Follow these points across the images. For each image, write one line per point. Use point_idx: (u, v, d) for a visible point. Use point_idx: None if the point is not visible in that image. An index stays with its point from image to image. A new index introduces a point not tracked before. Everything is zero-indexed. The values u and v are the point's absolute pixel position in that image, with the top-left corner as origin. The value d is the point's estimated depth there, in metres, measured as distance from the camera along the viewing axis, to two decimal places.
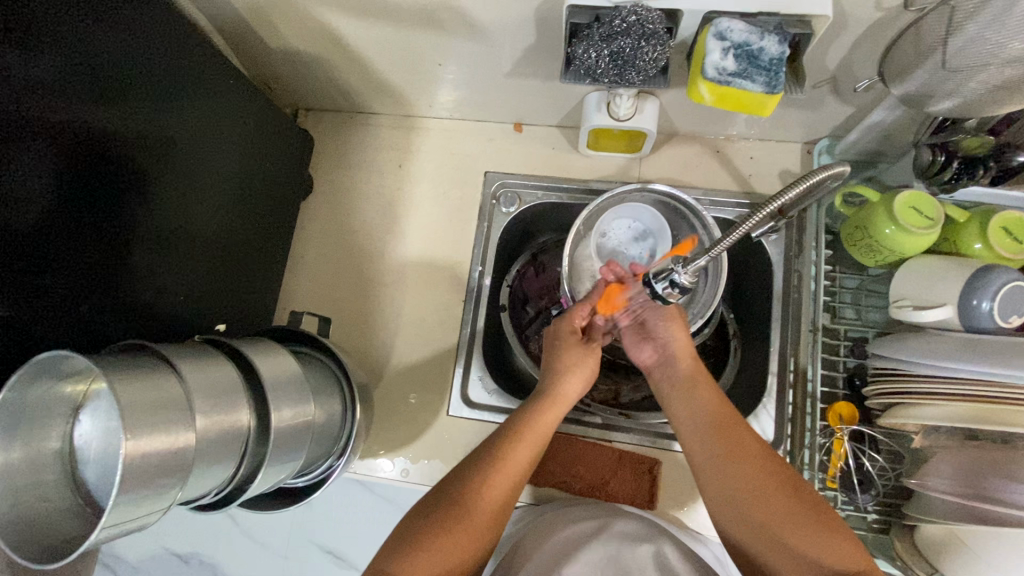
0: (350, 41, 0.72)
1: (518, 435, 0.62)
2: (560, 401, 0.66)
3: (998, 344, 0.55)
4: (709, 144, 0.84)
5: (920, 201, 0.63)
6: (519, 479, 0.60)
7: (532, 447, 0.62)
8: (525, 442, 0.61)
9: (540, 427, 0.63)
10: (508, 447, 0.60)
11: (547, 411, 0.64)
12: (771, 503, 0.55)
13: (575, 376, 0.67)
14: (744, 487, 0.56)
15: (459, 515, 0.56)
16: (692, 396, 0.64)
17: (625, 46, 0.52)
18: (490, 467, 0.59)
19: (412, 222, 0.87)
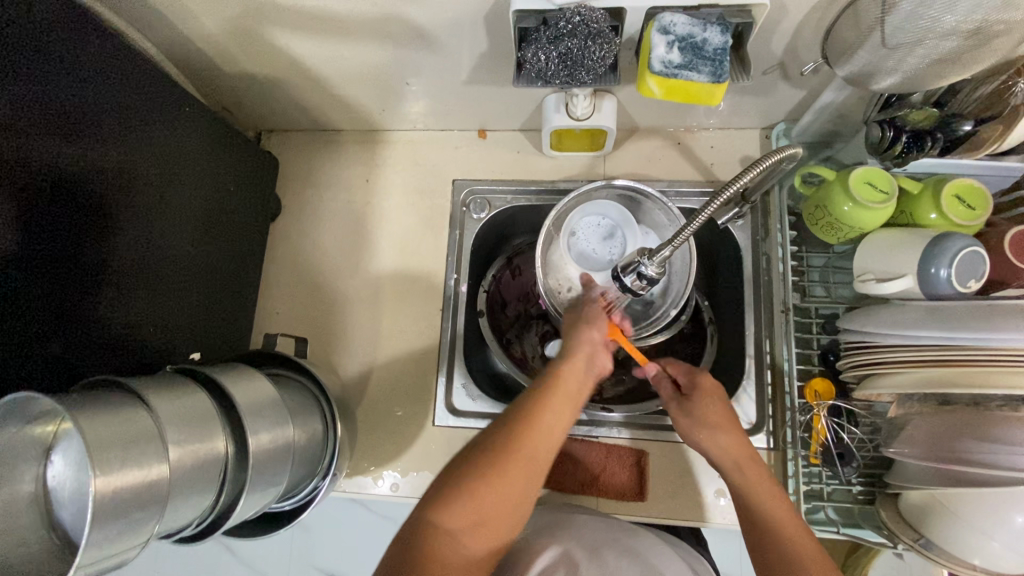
0: (307, 61, 0.72)
1: (550, 390, 0.60)
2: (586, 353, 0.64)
3: (961, 308, 0.56)
4: (670, 137, 0.85)
5: (873, 176, 0.64)
6: (554, 435, 0.58)
7: (565, 404, 0.60)
8: (557, 406, 0.59)
9: (573, 381, 0.61)
10: (542, 400, 0.59)
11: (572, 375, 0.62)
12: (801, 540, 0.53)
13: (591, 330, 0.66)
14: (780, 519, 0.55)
15: (492, 473, 0.53)
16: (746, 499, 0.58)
17: (573, 46, 0.53)
18: (524, 427, 0.57)
19: (384, 236, 0.87)
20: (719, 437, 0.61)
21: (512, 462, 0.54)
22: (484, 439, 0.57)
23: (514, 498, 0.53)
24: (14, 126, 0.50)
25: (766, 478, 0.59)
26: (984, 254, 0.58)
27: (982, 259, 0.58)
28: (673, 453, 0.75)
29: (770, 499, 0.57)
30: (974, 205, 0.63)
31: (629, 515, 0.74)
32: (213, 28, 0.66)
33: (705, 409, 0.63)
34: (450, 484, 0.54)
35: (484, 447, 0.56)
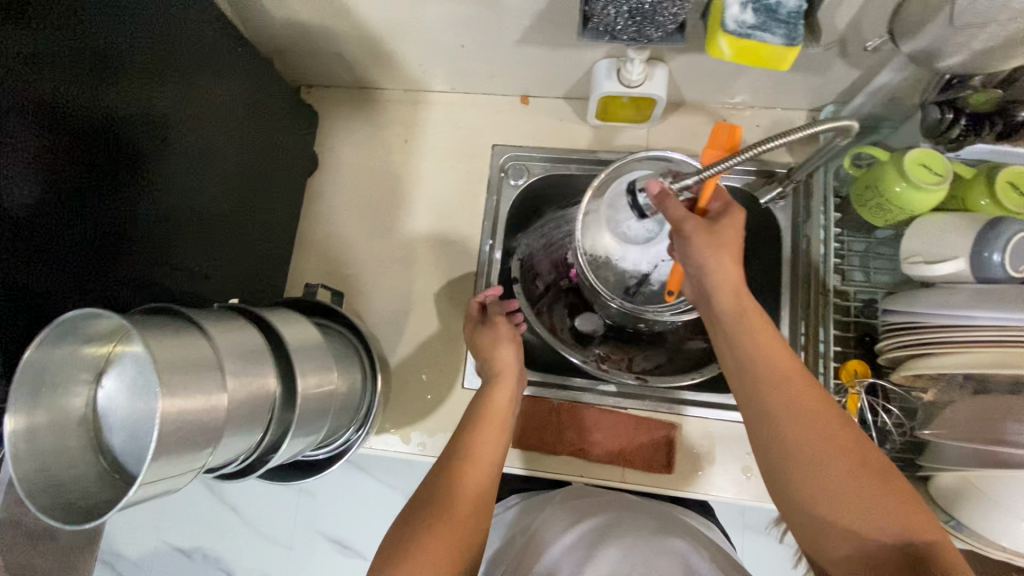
0: (360, 10, 0.71)
1: (479, 424, 0.64)
2: (507, 375, 0.69)
3: (1013, 292, 0.56)
4: (715, 114, 0.85)
5: (928, 158, 0.64)
6: (490, 462, 0.62)
7: (494, 430, 0.64)
8: (487, 428, 0.64)
9: (499, 407, 0.66)
10: (472, 435, 0.63)
11: (499, 396, 0.67)
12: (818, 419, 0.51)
13: (507, 345, 0.72)
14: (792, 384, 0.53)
15: (439, 516, 0.56)
16: (764, 359, 0.55)
17: (645, 1, 0.52)
18: (459, 464, 0.60)
19: (420, 198, 0.86)
20: (721, 271, 0.60)
21: (456, 495, 0.58)
22: (426, 490, 0.59)
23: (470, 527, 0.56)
24: (39, 65, 0.47)
25: (765, 339, 0.56)
26: None
27: None
28: (703, 427, 0.76)
29: (779, 362, 0.54)
30: None
31: (656, 486, 0.74)
32: None
33: (726, 237, 0.61)
34: (400, 540, 0.54)
35: (429, 493, 0.58)
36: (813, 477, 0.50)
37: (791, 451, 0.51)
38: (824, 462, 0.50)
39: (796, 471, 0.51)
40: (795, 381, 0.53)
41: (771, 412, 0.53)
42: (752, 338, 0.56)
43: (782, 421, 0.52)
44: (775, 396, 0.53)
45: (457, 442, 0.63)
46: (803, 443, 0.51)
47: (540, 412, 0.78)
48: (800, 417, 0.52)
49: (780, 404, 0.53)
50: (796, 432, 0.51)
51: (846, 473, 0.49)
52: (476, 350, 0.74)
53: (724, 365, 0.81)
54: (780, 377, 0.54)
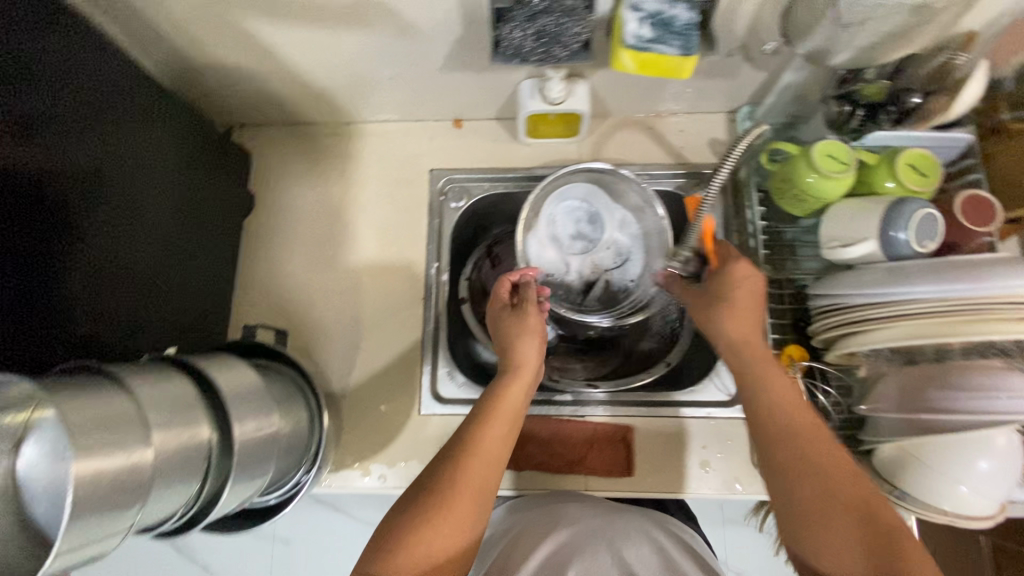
0: (280, 49, 0.72)
1: (487, 416, 0.60)
2: (523, 371, 0.64)
3: (927, 266, 0.59)
4: (641, 123, 0.88)
5: (833, 149, 0.68)
6: (496, 461, 0.58)
7: (502, 425, 0.60)
8: (495, 423, 0.60)
9: (512, 401, 0.62)
10: (480, 429, 0.59)
11: (512, 389, 0.63)
12: (832, 474, 0.53)
13: (531, 337, 0.66)
14: (815, 443, 0.55)
15: (435, 515, 0.53)
16: (776, 406, 0.57)
17: (549, 23, 0.55)
18: (461, 458, 0.57)
19: (362, 227, 0.86)
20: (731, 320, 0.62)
21: (455, 491, 0.55)
22: (426, 477, 0.57)
23: (471, 521, 0.55)
24: None
25: (787, 388, 0.58)
26: (938, 216, 0.62)
27: (937, 220, 0.62)
28: (659, 426, 0.77)
29: (793, 410, 0.57)
30: (926, 171, 0.66)
31: (619, 490, 0.75)
32: (179, 13, 0.64)
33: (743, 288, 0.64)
34: (394, 533, 0.53)
35: (428, 486, 0.56)
36: (808, 525, 0.52)
37: (799, 497, 0.53)
38: (825, 509, 0.52)
39: (803, 519, 0.53)
40: (815, 435, 0.55)
41: (787, 464, 0.55)
42: (770, 390, 0.58)
43: (787, 466, 0.55)
44: (786, 446, 0.55)
45: (461, 433, 0.60)
46: (812, 488, 0.53)
47: None
48: (815, 471, 0.53)
49: (792, 459, 0.55)
50: (798, 477, 0.54)
51: (848, 521, 0.50)
52: (498, 335, 0.69)
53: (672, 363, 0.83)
54: (797, 422, 0.56)
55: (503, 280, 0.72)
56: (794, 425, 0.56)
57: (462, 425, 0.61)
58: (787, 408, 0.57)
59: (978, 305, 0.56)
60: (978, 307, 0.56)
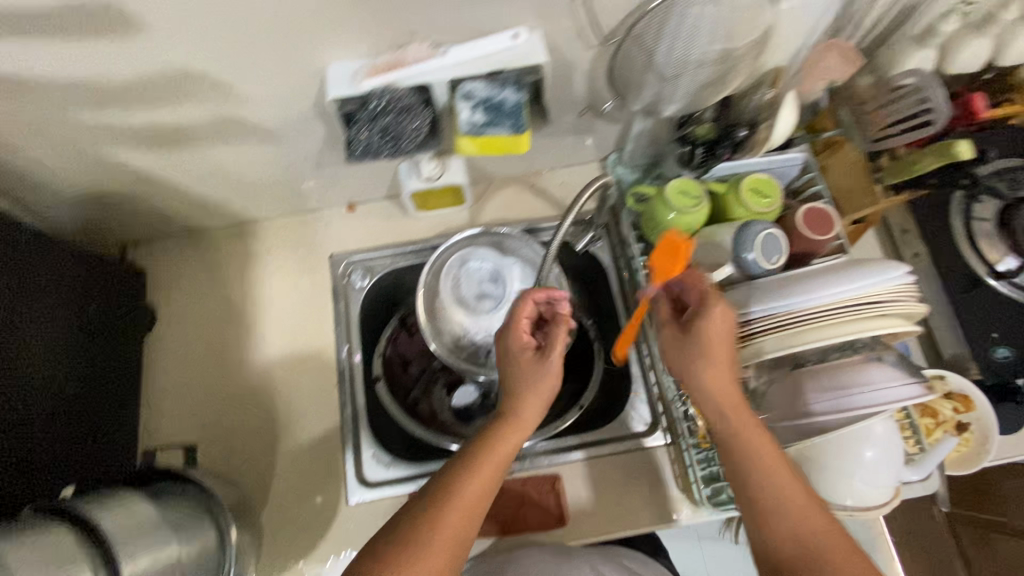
0: (156, 171, 0.74)
1: (477, 462, 0.60)
2: (520, 420, 0.63)
3: (773, 284, 0.65)
4: (524, 181, 0.94)
5: (686, 186, 0.74)
6: (480, 507, 0.58)
7: (491, 472, 0.60)
8: (484, 470, 0.59)
9: (505, 448, 0.62)
10: (468, 475, 0.59)
11: (509, 435, 0.62)
12: (791, 495, 0.56)
13: (538, 382, 0.65)
14: (774, 466, 0.56)
15: (412, 557, 0.54)
16: (731, 425, 0.59)
17: (390, 121, 0.60)
18: (445, 505, 0.57)
19: (269, 322, 0.87)
20: (695, 337, 0.60)
21: (438, 539, 0.55)
22: (410, 518, 0.57)
23: (446, 565, 0.55)
24: None
25: (741, 410, 0.58)
26: (780, 234, 0.68)
27: (779, 238, 0.68)
28: (585, 468, 0.79)
29: (746, 429, 0.58)
30: (768, 193, 0.73)
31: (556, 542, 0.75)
32: (43, 154, 0.66)
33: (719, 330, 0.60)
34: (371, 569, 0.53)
35: (410, 520, 0.56)
36: (766, 535, 0.56)
37: (755, 508, 0.57)
38: (780, 521, 0.55)
39: (764, 528, 0.56)
40: (774, 459, 0.57)
41: (754, 484, 0.56)
42: (732, 414, 0.59)
43: (753, 477, 0.57)
44: (747, 467, 0.57)
45: (448, 473, 0.60)
46: (763, 506, 0.56)
47: None
48: (775, 491, 0.56)
49: (749, 457, 0.57)
50: (762, 488, 0.56)
51: (800, 537, 0.54)
52: (507, 372, 0.67)
53: (586, 405, 0.83)
54: (753, 446, 0.57)
55: (526, 303, 0.69)
56: (756, 449, 0.57)
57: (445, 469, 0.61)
58: (748, 430, 0.58)
59: (814, 314, 0.62)
60: (814, 315, 0.62)
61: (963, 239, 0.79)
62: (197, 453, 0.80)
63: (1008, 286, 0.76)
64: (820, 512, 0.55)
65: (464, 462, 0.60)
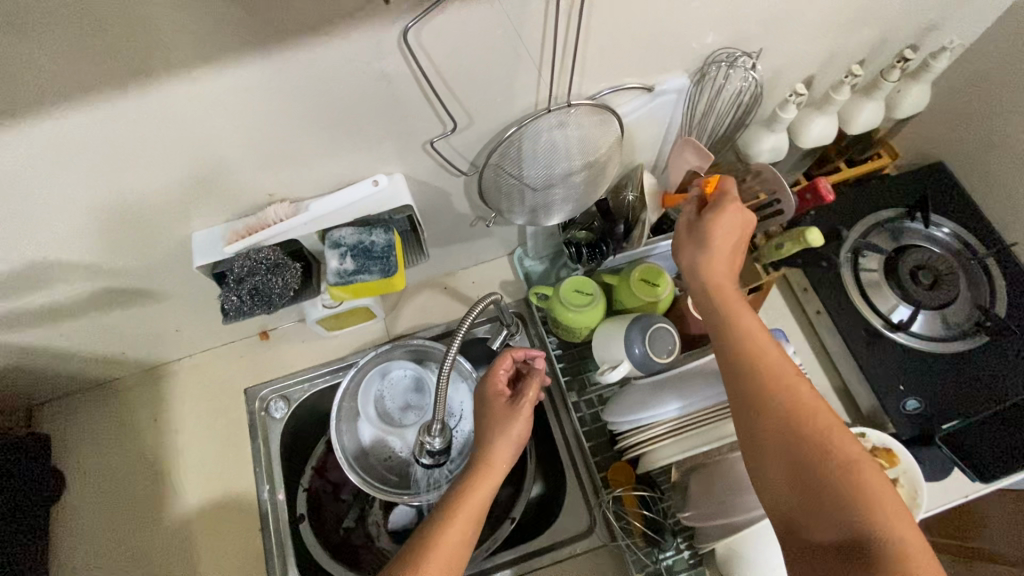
0: (42, 343, 0.72)
1: (450, 515, 0.55)
2: (494, 469, 0.60)
3: (671, 379, 0.66)
4: (438, 284, 0.94)
5: (578, 284, 0.75)
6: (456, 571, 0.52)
7: (465, 525, 0.55)
8: (458, 523, 0.54)
9: (479, 498, 0.57)
10: (441, 529, 0.54)
11: (480, 484, 0.58)
12: (844, 463, 0.44)
13: (507, 430, 0.63)
14: (814, 427, 0.45)
15: None
16: (742, 353, 0.50)
17: (257, 282, 0.58)
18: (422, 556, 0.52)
19: (186, 471, 0.83)
20: (706, 262, 0.55)
21: None
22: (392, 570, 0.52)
23: None
24: None
25: (756, 330, 0.51)
26: (670, 326, 0.69)
27: (670, 330, 0.69)
28: None
29: (751, 355, 0.50)
30: (659, 281, 0.73)
31: None
32: None
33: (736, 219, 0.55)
34: None
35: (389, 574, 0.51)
36: (787, 477, 0.45)
37: (767, 443, 0.47)
38: (807, 442, 0.45)
39: (777, 468, 0.46)
40: (816, 414, 0.46)
41: (792, 448, 0.45)
42: (751, 362, 0.49)
43: (763, 407, 0.47)
44: (774, 429, 0.46)
45: (423, 528, 0.55)
46: (812, 438, 0.45)
47: None
48: (822, 457, 0.44)
49: (776, 412, 0.47)
50: (772, 415, 0.47)
51: (830, 456, 0.44)
52: (480, 420, 0.66)
53: (517, 519, 0.82)
54: (773, 362, 0.49)
55: (504, 358, 0.68)
56: (789, 402, 0.47)
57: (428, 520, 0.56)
58: (780, 379, 0.48)
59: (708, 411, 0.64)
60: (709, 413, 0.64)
61: (856, 293, 0.81)
62: None
63: (906, 336, 0.78)
64: (849, 437, 0.45)
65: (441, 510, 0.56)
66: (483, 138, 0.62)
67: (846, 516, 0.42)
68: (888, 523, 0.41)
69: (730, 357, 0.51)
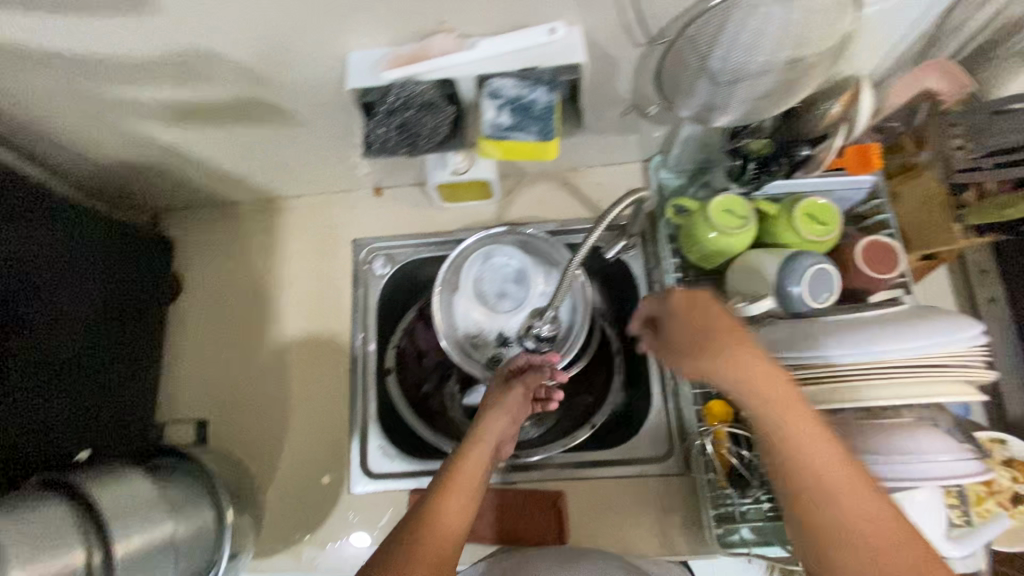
0: (179, 144, 0.73)
1: (447, 487, 0.62)
2: (483, 440, 0.69)
3: (818, 324, 0.58)
4: (559, 178, 0.88)
5: (731, 203, 0.67)
6: (459, 530, 0.60)
7: (464, 496, 0.63)
8: (455, 492, 0.62)
9: (474, 467, 0.65)
10: (441, 497, 0.61)
11: (473, 450, 0.67)
12: (875, 516, 0.47)
13: (501, 412, 0.72)
14: (846, 486, 0.48)
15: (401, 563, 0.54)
16: (748, 381, 0.52)
17: (409, 117, 0.56)
18: (414, 542, 0.57)
19: (288, 304, 0.86)
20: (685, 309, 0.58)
21: (433, 531, 0.58)
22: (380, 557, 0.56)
23: (447, 556, 0.58)
24: None
25: (752, 347, 0.53)
26: (834, 269, 0.61)
27: (832, 274, 0.60)
28: (590, 488, 0.76)
29: (746, 380, 0.52)
30: (825, 221, 0.65)
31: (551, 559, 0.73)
32: (71, 123, 0.66)
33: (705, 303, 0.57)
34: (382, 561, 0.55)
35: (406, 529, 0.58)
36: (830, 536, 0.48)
37: (809, 508, 0.49)
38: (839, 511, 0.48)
39: (821, 526, 0.48)
40: (847, 473, 0.49)
41: (835, 510, 0.48)
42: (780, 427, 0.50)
43: (788, 429, 0.50)
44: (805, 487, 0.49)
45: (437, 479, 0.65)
46: (845, 498, 0.48)
47: None
48: (862, 513, 0.47)
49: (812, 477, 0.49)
50: (795, 440, 0.50)
51: (869, 522, 0.47)
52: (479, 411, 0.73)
53: (597, 425, 0.82)
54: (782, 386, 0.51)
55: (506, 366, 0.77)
56: (821, 460, 0.49)
57: (422, 499, 0.62)
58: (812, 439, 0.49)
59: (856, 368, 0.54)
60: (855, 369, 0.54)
61: None
62: (207, 430, 0.81)
63: None
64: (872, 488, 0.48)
65: (435, 486, 0.63)
66: (686, 3, 0.53)
67: (884, 554, 0.46)
68: (885, 538, 0.47)
69: (718, 378, 0.54)
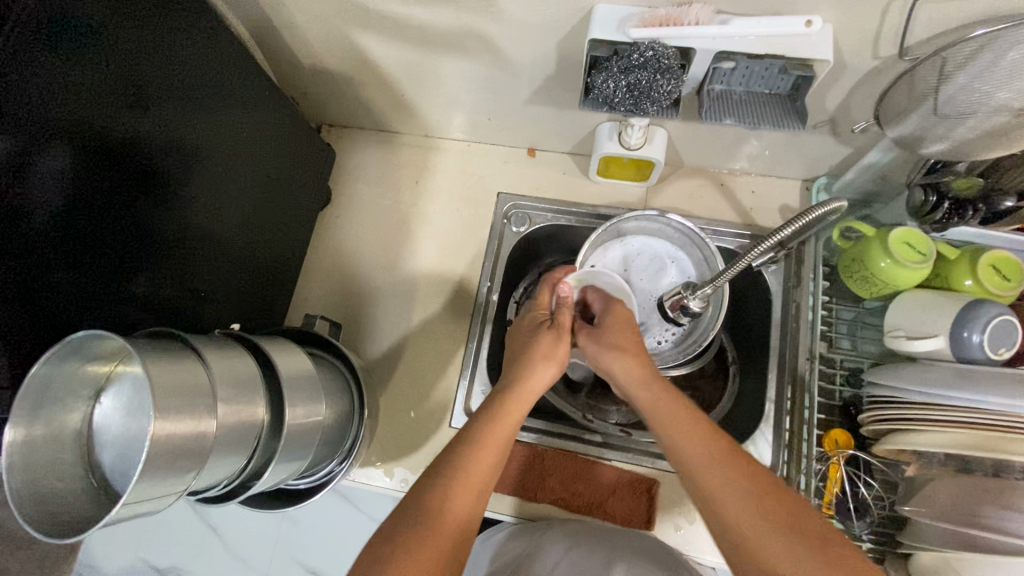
0: (378, 61, 0.76)
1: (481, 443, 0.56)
2: (527, 394, 0.62)
3: (991, 374, 0.57)
4: (714, 178, 0.88)
5: (913, 237, 0.66)
6: (485, 491, 0.55)
7: (493, 454, 0.56)
8: (488, 450, 0.56)
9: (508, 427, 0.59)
10: (471, 456, 0.55)
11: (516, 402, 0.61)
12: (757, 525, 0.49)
13: (549, 362, 0.65)
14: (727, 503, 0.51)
15: (423, 529, 0.50)
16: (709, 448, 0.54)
17: (642, 78, 0.56)
18: (449, 480, 0.53)
19: (425, 238, 0.90)
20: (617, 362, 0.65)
21: (461, 484, 0.53)
22: (416, 496, 0.53)
23: (467, 525, 0.53)
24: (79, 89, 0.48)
25: (704, 459, 0.54)
26: (1016, 324, 0.60)
27: (1014, 328, 0.60)
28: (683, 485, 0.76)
29: (746, 500, 0.51)
30: (1010, 276, 0.64)
31: None
32: (299, 19, 0.69)
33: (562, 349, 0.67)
34: (387, 535, 0.50)
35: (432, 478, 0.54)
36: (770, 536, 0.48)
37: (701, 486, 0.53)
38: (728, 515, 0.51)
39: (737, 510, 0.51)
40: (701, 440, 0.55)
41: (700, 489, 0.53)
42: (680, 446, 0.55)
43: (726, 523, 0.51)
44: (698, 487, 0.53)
45: (474, 423, 0.58)
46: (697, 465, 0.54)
47: (524, 458, 0.78)
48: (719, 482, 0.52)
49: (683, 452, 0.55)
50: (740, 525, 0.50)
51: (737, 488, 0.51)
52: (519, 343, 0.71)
53: None
54: (704, 453, 0.54)
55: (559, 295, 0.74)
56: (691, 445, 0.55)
57: (466, 429, 0.58)
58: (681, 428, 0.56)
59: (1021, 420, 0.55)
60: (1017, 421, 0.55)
61: None
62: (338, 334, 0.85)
63: None
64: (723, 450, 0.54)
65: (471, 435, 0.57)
66: (950, 25, 0.53)
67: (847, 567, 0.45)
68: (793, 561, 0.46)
69: (736, 516, 0.50)
